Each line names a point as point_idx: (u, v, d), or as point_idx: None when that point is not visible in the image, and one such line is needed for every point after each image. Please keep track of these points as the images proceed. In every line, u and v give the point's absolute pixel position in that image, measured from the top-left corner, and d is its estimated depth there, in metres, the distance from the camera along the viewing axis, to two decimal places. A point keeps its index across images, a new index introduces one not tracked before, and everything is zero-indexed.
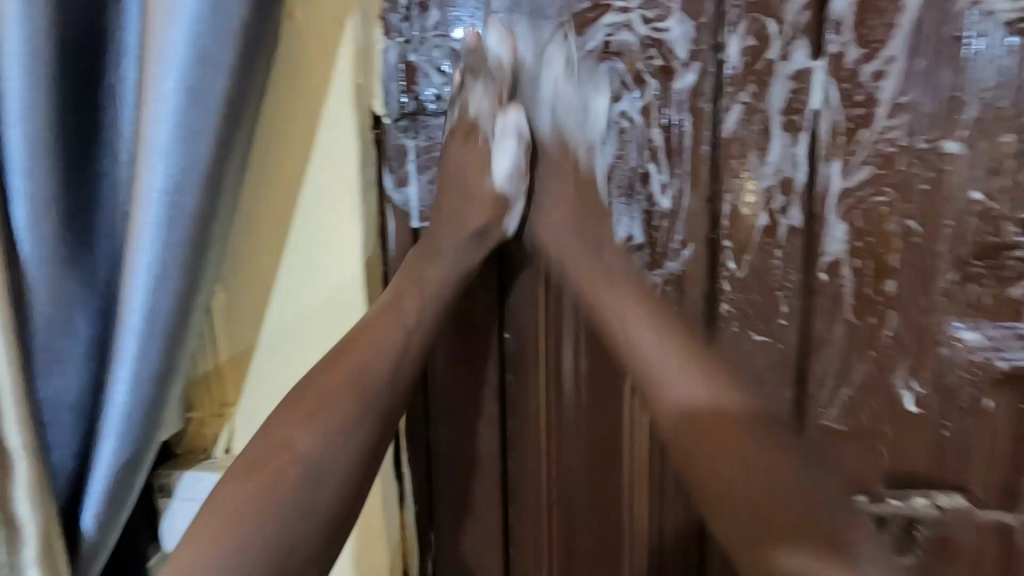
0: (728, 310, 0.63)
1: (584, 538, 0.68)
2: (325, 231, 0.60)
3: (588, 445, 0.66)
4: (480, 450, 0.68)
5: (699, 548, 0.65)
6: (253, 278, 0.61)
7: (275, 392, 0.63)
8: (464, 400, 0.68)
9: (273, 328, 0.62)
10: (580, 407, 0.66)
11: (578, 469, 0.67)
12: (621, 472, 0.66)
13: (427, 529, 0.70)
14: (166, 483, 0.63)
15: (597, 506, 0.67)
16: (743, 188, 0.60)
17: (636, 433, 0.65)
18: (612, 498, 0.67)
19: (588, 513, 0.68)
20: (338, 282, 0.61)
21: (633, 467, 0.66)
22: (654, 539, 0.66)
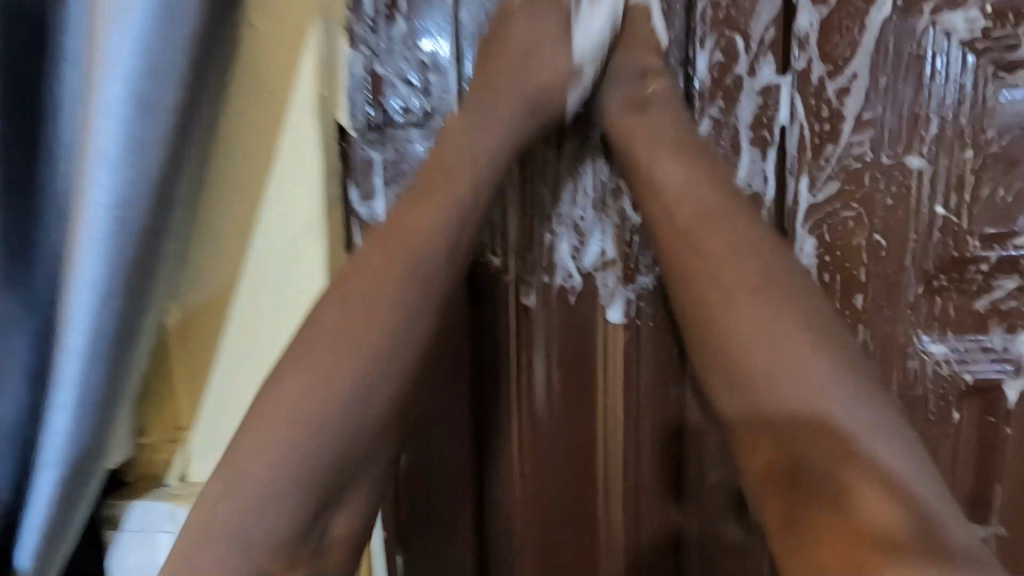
0: None
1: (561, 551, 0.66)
2: (287, 246, 0.58)
3: (562, 462, 0.65)
4: (450, 470, 0.66)
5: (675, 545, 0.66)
6: (210, 296, 0.58)
7: (235, 415, 0.60)
8: (444, 415, 0.65)
9: (231, 348, 0.59)
10: (554, 421, 0.64)
11: (553, 483, 0.65)
12: (596, 483, 0.65)
13: (394, 554, 0.67)
14: (114, 515, 0.59)
15: (572, 518, 0.66)
16: None
17: (612, 447, 0.64)
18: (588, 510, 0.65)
19: (562, 530, 0.66)
20: (301, 299, 0.58)
21: (607, 480, 0.65)
22: (631, 545, 0.66)
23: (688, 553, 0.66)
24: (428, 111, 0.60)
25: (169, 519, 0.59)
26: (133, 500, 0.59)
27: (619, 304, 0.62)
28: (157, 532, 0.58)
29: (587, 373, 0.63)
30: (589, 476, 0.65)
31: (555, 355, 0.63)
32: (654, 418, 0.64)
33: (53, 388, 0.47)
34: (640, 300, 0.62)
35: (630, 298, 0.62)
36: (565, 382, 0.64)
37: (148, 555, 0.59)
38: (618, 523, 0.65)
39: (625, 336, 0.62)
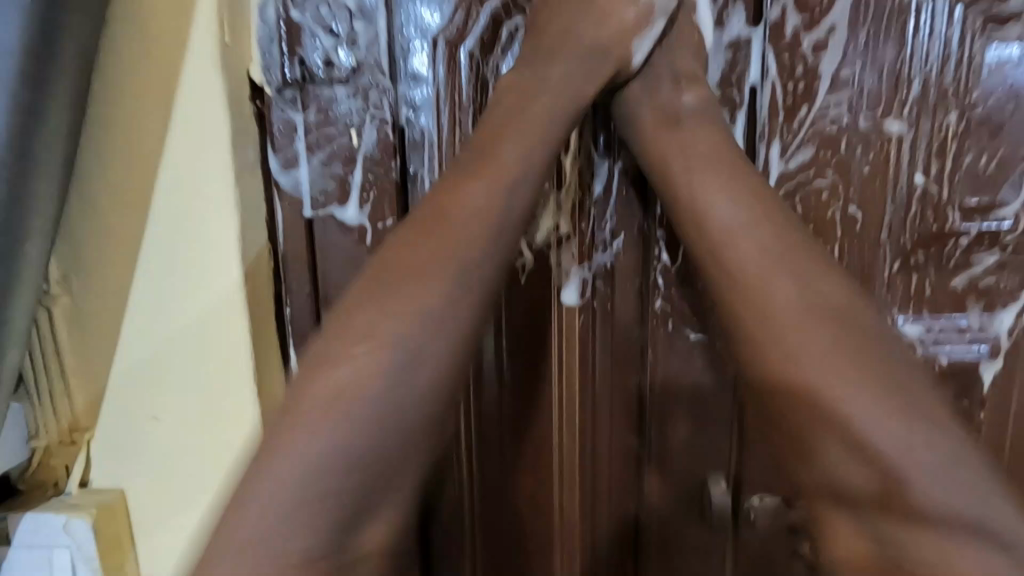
0: (662, 307, 0.57)
1: (513, 544, 0.62)
2: (194, 225, 0.50)
3: (516, 455, 0.60)
4: None
5: (633, 535, 0.62)
6: (105, 280, 0.51)
7: (140, 413, 0.53)
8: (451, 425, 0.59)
9: (133, 339, 0.52)
10: (503, 403, 0.60)
11: (504, 471, 0.61)
12: (550, 474, 0.60)
13: None
14: (1, 530, 0.52)
15: (525, 509, 0.61)
16: None
17: (568, 442, 0.59)
18: (542, 501, 0.61)
19: (515, 526, 0.62)
20: (212, 285, 0.51)
21: (562, 476, 0.60)
22: (587, 538, 0.61)
23: (647, 546, 0.62)
24: (356, 66, 0.52)
25: (63, 533, 0.51)
26: (22, 512, 0.52)
27: (575, 285, 0.55)
28: (41, 550, 0.51)
29: (537, 353, 0.58)
30: (544, 471, 0.60)
31: (504, 334, 0.58)
32: (613, 409, 0.59)
33: None
34: (597, 279, 0.56)
35: (585, 277, 0.56)
36: (519, 370, 0.58)
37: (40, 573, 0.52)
38: (572, 522, 0.61)
39: (582, 320, 0.56)
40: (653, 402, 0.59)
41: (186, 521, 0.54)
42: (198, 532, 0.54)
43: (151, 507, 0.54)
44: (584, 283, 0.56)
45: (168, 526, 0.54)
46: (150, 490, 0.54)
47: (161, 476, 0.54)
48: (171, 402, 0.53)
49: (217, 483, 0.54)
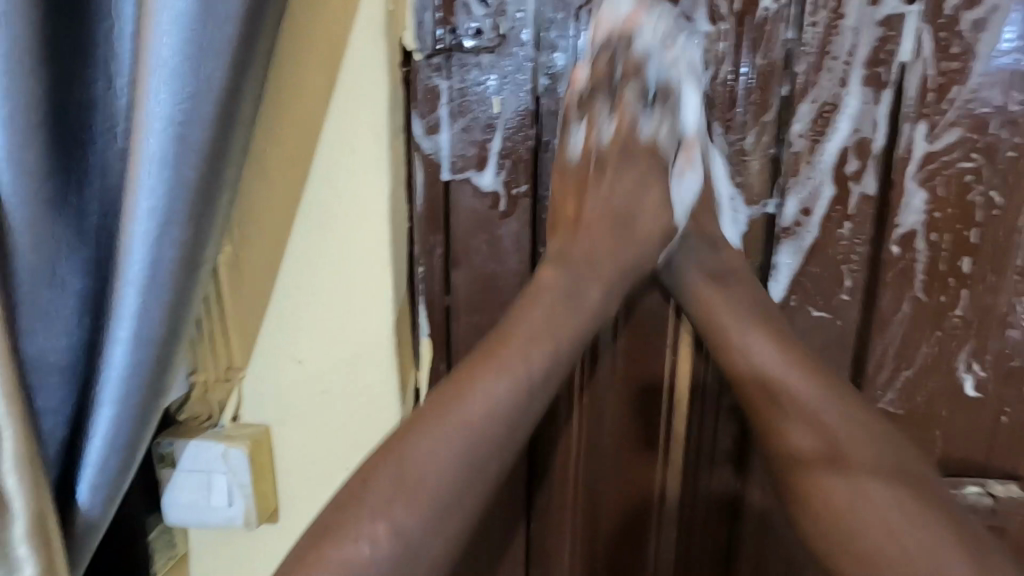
0: (786, 284, 0.57)
1: (608, 516, 0.64)
2: (347, 192, 0.54)
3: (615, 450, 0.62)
4: None
5: (733, 514, 0.62)
6: (264, 233, 0.55)
7: (286, 358, 0.58)
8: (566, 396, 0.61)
9: (285, 289, 0.56)
10: (616, 371, 0.60)
11: (608, 443, 0.62)
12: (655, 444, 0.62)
13: None
14: (166, 454, 0.57)
15: (625, 480, 0.63)
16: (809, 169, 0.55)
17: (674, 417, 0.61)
18: (644, 471, 0.62)
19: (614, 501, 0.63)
20: (359, 243, 0.55)
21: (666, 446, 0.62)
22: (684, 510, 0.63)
23: (745, 524, 0.62)
24: (502, 35, 0.53)
25: (221, 460, 0.57)
26: (186, 439, 0.58)
27: None
28: (203, 474, 0.57)
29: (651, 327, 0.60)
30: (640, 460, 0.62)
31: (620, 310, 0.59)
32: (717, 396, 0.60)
33: (112, 320, 0.45)
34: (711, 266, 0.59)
35: None
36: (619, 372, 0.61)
37: (199, 496, 0.58)
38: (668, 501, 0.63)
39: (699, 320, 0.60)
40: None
41: (320, 470, 0.60)
42: (331, 480, 0.60)
43: (291, 451, 0.59)
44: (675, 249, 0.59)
45: (304, 472, 0.60)
46: (292, 435, 0.59)
47: (300, 422, 0.59)
48: (316, 356, 0.57)
49: (352, 435, 0.59)
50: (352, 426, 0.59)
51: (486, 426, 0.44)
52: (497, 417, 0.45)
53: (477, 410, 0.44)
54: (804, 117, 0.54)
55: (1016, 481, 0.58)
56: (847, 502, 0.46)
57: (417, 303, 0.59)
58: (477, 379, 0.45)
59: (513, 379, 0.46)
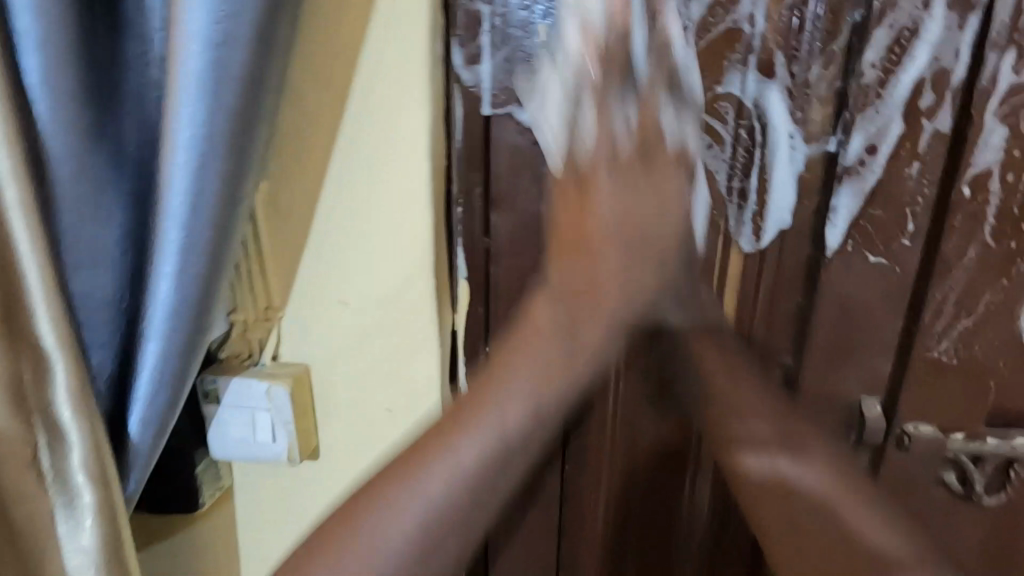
0: (843, 230, 0.54)
1: (644, 472, 0.63)
2: (386, 125, 0.53)
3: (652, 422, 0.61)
4: None
5: None
6: (303, 169, 0.54)
7: (325, 300, 0.57)
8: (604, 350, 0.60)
9: (324, 231, 0.55)
10: None
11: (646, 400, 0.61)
12: None
13: None
14: (211, 390, 0.58)
15: (663, 436, 0.62)
16: (879, 103, 0.51)
17: None
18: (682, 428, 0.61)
19: (650, 459, 0.63)
20: (400, 183, 0.54)
21: None
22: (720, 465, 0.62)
23: None
24: None
25: (265, 397, 0.58)
26: (230, 376, 0.58)
27: (752, 232, 0.56)
28: (248, 410, 0.58)
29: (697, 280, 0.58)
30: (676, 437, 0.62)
31: None
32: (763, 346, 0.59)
33: (156, 255, 0.44)
34: (763, 208, 0.55)
35: (748, 233, 0.56)
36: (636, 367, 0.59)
37: (244, 432, 0.59)
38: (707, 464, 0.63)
39: (748, 263, 0.57)
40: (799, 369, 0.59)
41: (360, 413, 0.60)
42: (375, 427, 0.61)
43: (333, 394, 0.60)
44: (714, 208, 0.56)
45: (347, 417, 0.61)
46: (333, 375, 0.59)
47: (339, 365, 0.59)
48: (354, 299, 0.57)
49: (394, 378, 0.59)
50: (392, 369, 0.58)
51: (509, 438, 0.42)
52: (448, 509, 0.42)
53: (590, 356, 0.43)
54: (879, 45, 0.49)
55: None
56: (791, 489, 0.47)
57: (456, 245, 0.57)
58: (464, 422, 0.43)
59: (497, 428, 0.42)
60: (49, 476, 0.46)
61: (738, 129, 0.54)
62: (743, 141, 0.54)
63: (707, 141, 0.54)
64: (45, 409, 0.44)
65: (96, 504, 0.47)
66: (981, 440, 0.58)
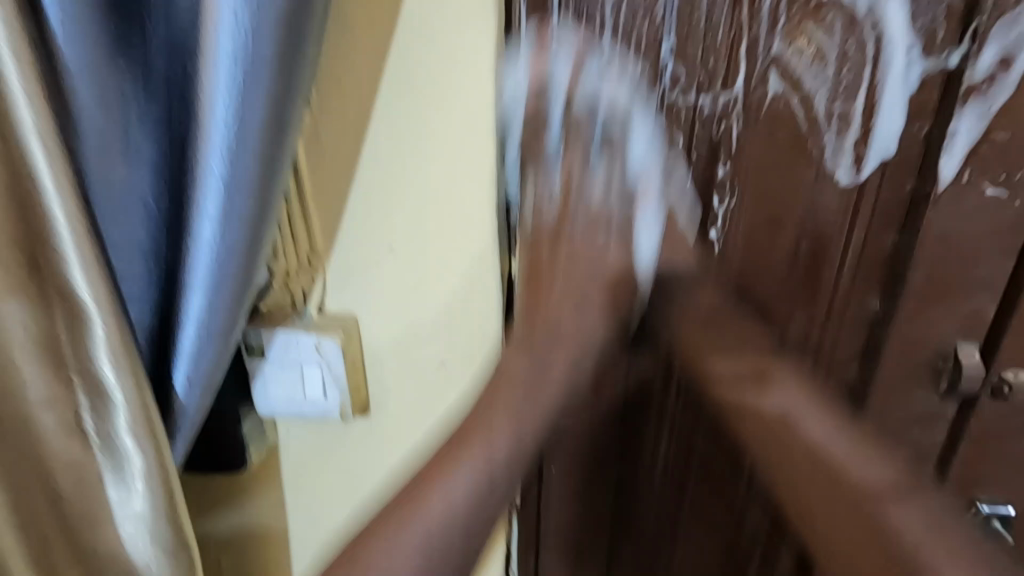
0: (961, 158, 0.48)
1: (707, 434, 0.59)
2: (446, 43, 0.46)
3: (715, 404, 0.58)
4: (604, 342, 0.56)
5: None
6: (350, 97, 0.48)
7: (373, 247, 0.52)
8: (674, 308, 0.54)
9: (373, 169, 0.50)
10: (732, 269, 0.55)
11: None
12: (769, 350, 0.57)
13: None
14: (256, 344, 0.54)
15: None
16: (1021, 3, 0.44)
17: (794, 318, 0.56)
18: None
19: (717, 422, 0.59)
20: (459, 112, 0.48)
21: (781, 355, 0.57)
22: None
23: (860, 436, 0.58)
24: None
25: (314, 351, 0.53)
26: (275, 329, 0.53)
27: (852, 163, 0.50)
28: (300, 366, 0.54)
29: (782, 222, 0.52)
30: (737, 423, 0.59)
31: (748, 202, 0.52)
32: (850, 292, 0.54)
33: (197, 192, 0.38)
34: (869, 135, 0.49)
35: (847, 164, 0.50)
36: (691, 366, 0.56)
37: (294, 390, 0.55)
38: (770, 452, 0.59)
39: (845, 198, 0.51)
40: (890, 320, 0.54)
41: (410, 371, 0.56)
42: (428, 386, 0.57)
43: (382, 349, 0.55)
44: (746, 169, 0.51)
45: (395, 376, 0.56)
46: (384, 329, 0.55)
47: (387, 319, 0.54)
48: (405, 246, 0.52)
49: (449, 333, 0.54)
50: (446, 326, 0.54)
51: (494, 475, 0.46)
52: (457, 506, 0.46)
53: (557, 381, 0.48)
54: None
55: None
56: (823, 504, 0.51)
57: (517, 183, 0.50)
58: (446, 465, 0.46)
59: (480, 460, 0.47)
60: (95, 438, 0.42)
61: (847, 41, 0.47)
62: (853, 55, 0.47)
63: (809, 56, 0.47)
64: (87, 365, 0.40)
65: (146, 470, 0.43)
66: None
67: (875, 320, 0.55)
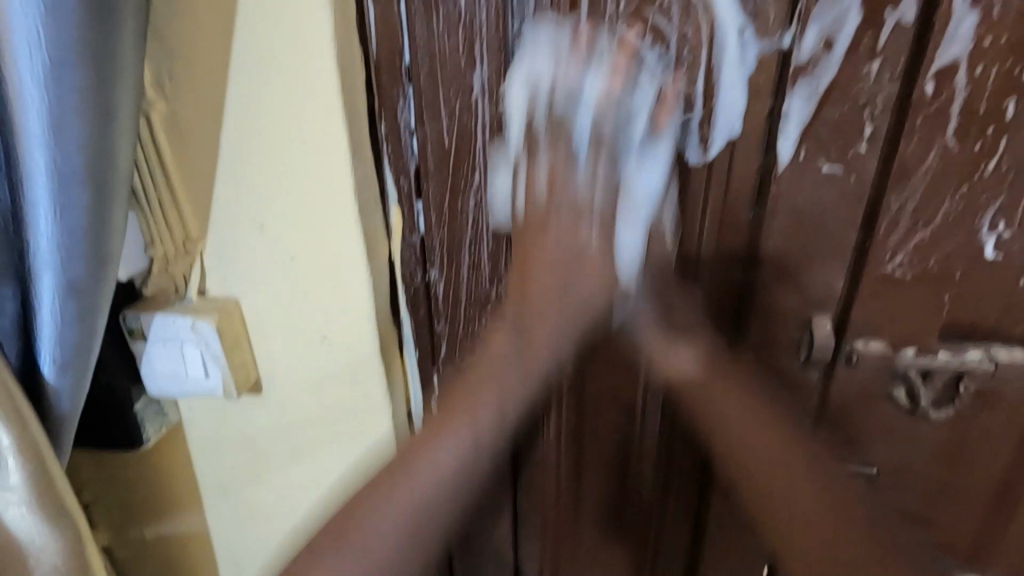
0: (796, 137, 0.50)
1: None
2: (281, 32, 0.47)
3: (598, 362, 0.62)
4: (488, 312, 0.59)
5: None
6: (198, 89, 0.49)
7: (241, 224, 0.54)
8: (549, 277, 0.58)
9: (234, 151, 0.51)
10: None
11: None
12: None
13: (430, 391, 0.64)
14: (136, 328, 0.56)
15: None
16: None
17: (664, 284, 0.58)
18: None
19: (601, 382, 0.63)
20: (303, 93, 0.48)
21: None
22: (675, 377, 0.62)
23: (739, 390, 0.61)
24: None
25: (189, 332, 0.56)
26: (152, 313, 0.56)
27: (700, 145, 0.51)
28: (176, 345, 0.56)
29: None
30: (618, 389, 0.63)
31: None
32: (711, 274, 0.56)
33: (29, 184, 0.42)
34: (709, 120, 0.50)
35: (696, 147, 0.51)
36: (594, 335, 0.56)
37: (173, 367, 0.57)
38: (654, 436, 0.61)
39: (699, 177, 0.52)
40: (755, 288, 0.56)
41: (293, 342, 0.59)
42: (319, 362, 0.60)
43: (262, 323, 0.58)
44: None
45: (282, 346, 0.60)
46: (263, 304, 0.57)
47: (264, 293, 0.57)
48: (276, 224, 0.54)
49: (330, 310, 0.57)
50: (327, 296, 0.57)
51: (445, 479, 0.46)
52: (449, 491, 0.46)
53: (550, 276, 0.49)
54: None
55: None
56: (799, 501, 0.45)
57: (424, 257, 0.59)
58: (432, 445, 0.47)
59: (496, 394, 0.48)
60: None
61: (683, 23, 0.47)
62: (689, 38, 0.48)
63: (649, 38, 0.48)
64: None
65: (12, 444, 0.46)
66: (932, 355, 0.56)
67: (741, 294, 0.57)
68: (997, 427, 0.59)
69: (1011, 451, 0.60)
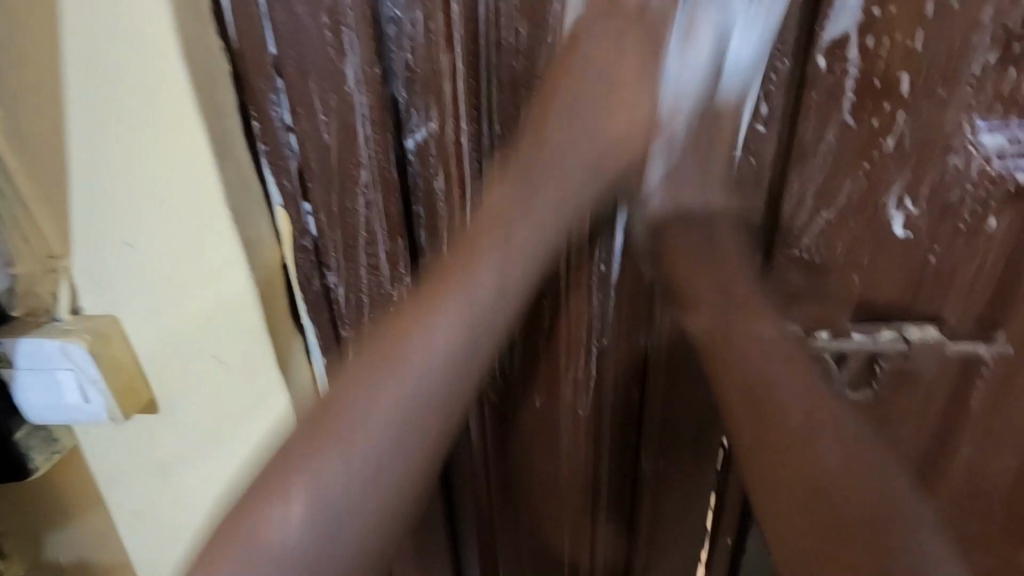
0: None
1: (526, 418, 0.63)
2: (122, 39, 0.44)
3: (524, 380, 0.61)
4: None
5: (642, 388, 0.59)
6: (42, 99, 0.46)
7: (108, 246, 0.51)
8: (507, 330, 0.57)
9: (88, 166, 0.48)
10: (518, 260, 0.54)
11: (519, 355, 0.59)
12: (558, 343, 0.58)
13: None
14: (0, 353, 0.52)
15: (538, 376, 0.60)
16: None
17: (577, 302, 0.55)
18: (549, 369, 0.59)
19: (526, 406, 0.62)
20: (164, 107, 0.46)
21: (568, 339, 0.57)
22: (598, 399, 0.60)
23: (654, 390, 0.58)
24: None
25: (62, 356, 0.52)
26: (16, 336, 0.52)
27: None
28: (43, 369, 0.53)
29: None
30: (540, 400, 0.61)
31: None
32: (613, 260, 0.53)
33: None
34: None
35: None
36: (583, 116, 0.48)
37: (47, 392, 0.54)
38: (578, 416, 0.61)
39: None
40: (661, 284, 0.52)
41: (184, 365, 0.56)
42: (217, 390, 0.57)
43: (149, 347, 0.55)
44: (481, 145, 0.50)
45: (176, 374, 0.56)
46: (146, 330, 0.54)
47: (148, 319, 0.54)
48: (147, 243, 0.51)
49: (221, 332, 0.55)
50: (216, 321, 0.54)
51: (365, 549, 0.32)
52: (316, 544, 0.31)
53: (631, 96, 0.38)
54: None
55: (936, 324, 0.54)
56: (835, 440, 0.32)
57: (323, 272, 0.55)
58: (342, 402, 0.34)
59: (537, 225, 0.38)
60: None
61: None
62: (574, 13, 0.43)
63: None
64: None
65: None
66: (845, 338, 0.55)
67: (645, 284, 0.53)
68: (912, 409, 0.58)
69: (927, 434, 0.59)
